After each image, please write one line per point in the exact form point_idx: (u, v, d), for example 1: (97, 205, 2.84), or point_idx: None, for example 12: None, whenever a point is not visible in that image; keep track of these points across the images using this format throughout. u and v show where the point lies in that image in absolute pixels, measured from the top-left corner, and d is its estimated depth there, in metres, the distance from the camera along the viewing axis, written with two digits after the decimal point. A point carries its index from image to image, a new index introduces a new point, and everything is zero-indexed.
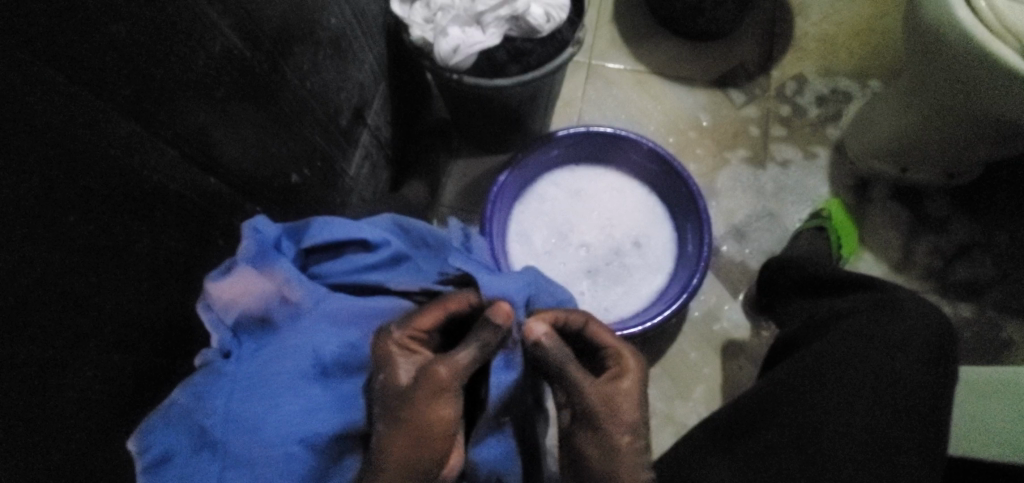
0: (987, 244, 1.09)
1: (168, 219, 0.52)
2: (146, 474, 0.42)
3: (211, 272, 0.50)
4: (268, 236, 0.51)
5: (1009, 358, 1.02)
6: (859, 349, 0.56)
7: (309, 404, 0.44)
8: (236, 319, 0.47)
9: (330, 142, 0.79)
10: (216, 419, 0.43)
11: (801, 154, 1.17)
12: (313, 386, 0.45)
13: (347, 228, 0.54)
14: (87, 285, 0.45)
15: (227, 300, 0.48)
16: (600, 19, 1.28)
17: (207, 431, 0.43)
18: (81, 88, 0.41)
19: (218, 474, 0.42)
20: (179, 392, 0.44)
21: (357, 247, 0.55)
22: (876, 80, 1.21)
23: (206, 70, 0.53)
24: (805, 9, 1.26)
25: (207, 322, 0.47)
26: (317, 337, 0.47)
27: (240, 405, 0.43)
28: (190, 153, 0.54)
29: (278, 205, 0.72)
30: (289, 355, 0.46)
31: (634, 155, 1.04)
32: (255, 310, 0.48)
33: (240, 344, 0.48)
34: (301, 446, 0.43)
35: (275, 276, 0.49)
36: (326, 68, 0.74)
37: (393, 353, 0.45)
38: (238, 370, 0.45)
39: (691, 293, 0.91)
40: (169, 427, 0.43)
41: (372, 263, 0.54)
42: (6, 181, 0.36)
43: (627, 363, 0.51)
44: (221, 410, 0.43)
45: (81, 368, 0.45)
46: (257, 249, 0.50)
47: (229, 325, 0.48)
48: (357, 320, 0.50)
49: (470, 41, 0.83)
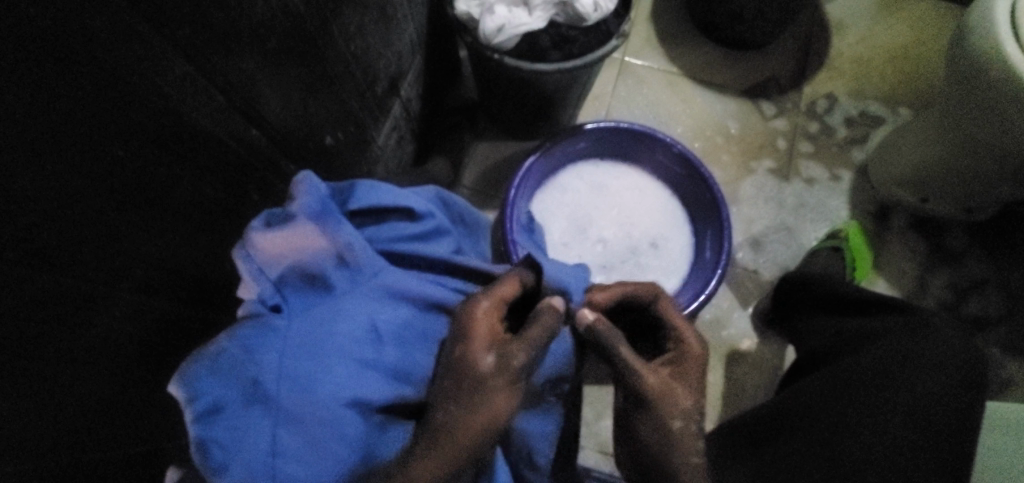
0: (1000, 282, 1.10)
1: (208, 167, 0.51)
2: (195, 423, 0.41)
3: (257, 221, 0.48)
4: (323, 192, 0.50)
5: (1008, 396, 1.04)
6: (883, 370, 0.56)
7: (360, 369, 0.44)
8: (284, 274, 0.46)
9: (365, 108, 0.78)
10: (269, 376, 0.41)
11: (826, 174, 1.17)
12: (366, 351, 0.45)
13: (395, 195, 0.54)
14: (125, 224, 0.44)
15: (278, 253, 0.47)
16: (638, 16, 1.27)
17: (259, 384, 0.41)
18: (144, 22, 0.40)
19: (271, 430, 0.40)
20: (227, 342, 0.43)
21: (402, 215, 0.54)
22: (906, 108, 1.21)
23: (262, 20, 0.52)
24: (842, 29, 1.26)
25: (257, 272, 0.46)
26: (370, 305, 0.47)
27: (292, 363, 0.42)
28: (236, 103, 0.53)
29: (311, 166, 0.71)
30: (344, 319, 0.45)
31: (660, 156, 1.04)
32: (302, 265, 0.46)
33: (287, 299, 0.46)
34: (352, 409, 0.42)
35: (327, 235, 0.48)
36: (370, 32, 0.73)
37: (478, 316, 0.46)
38: (290, 326, 0.44)
39: (704, 300, 0.92)
40: (218, 379, 0.42)
41: (415, 233, 0.54)
42: (61, 107, 0.35)
43: (688, 348, 0.53)
44: (274, 364, 0.42)
45: (110, 308, 0.45)
46: (315, 205, 0.49)
47: (277, 278, 0.46)
48: (409, 295, 0.50)
49: (515, 21, 0.82)
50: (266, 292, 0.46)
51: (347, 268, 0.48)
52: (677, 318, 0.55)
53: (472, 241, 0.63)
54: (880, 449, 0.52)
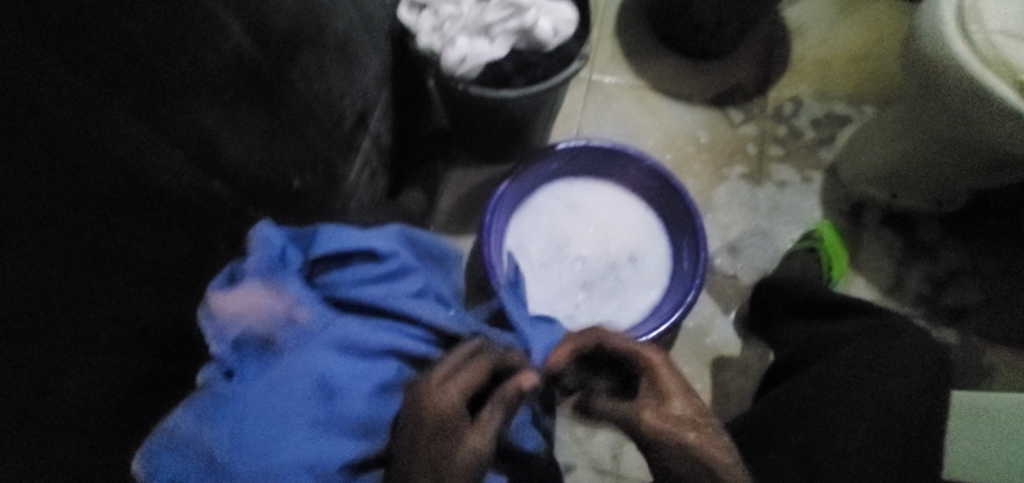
0: (976, 270, 1.12)
1: (172, 222, 0.51)
2: None
3: (215, 283, 0.49)
4: (278, 247, 0.50)
5: (991, 383, 1.05)
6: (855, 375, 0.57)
7: (312, 432, 0.44)
8: (239, 335, 0.46)
9: (333, 146, 0.79)
10: (218, 447, 0.41)
11: (798, 176, 1.19)
12: (318, 410, 0.45)
13: (356, 238, 0.54)
14: (88, 289, 0.43)
15: (231, 315, 0.46)
16: (602, 33, 1.29)
17: (213, 457, 0.41)
18: (92, 85, 0.40)
19: None
20: (182, 414, 0.43)
21: (365, 258, 0.55)
22: (870, 106, 1.23)
23: (216, 71, 0.52)
24: (801, 33, 1.29)
25: (211, 334, 0.46)
26: (325, 361, 0.46)
27: (245, 433, 0.42)
28: (197, 155, 0.53)
29: (281, 210, 0.71)
30: (296, 381, 0.45)
31: (632, 171, 1.05)
32: (258, 326, 0.46)
33: (243, 362, 0.46)
34: (306, 475, 0.43)
35: (282, 293, 0.47)
36: (332, 72, 0.74)
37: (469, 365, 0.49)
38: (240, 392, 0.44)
39: (685, 311, 0.92)
40: (173, 453, 0.42)
41: (377, 275, 0.54)
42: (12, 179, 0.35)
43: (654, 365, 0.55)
44: (226, 436, 0.42)
45: (81, 375, 0.44)
46: (268, 262, 0.48)
47: (231, 340, 0.46)
48: (364, 349, 0.49)
49: (477, 52, 0.83)
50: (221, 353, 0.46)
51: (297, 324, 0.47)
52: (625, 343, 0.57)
53: (442, 275, 0.63)
54: (859, 460, 0.52)
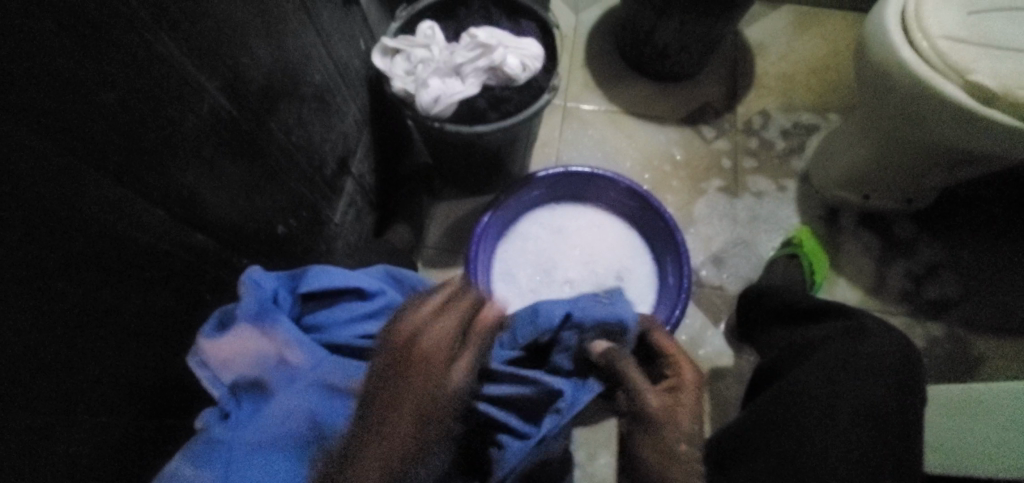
0: (955, 263, 1.15)
1: (157, 278, 0.53)
2: None
3: (206, 325, 0.51)
4: (268, 289, 0.52)
5: (982, 373, 1.06)
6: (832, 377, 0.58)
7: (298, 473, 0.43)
8: (234, 380, 0.49)
9: (315, 191, 0.81)
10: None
11: (773, 185, 1.23)
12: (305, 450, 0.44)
13: (344, 276, 0.56)
14: (75, 351, 0.45)
15: (224, 359, 0.49)
16: (573, 63, 1.34)
17: None
18: (73, 155, 0.42)
19: None
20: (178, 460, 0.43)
21: (354, 296, 0.56)
22: (835, 114, 1.28)
23: (195, 131, 0.55)
24: (763, 50, 1.35)
25: (208, 379, 0.49)
26: (310, 402, 0.47)
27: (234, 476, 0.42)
28: (179, 212, 0.55)
29: (265, 256, 0.73)
30: (281, 421, 0.45)
31: (612, 193, 1.08)
32: (247, 370, 0.49)
33: (239, 405, 0.48)
34: None
35: (269, 335, 0.49)
36: (311, 121, 0.77)
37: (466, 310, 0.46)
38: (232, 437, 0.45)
39: (674, 324, 0.94)
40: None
41: (368, 312, 0.55)
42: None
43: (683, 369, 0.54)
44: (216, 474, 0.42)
45: (66, 436, 0.46)
46: (255, 306, 0.50)
47: (227, 384, 0.49)
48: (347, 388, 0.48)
49: (450, 90, 0.86)
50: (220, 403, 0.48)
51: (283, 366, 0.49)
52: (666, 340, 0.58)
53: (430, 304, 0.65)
54: (838, 457, 0.51)
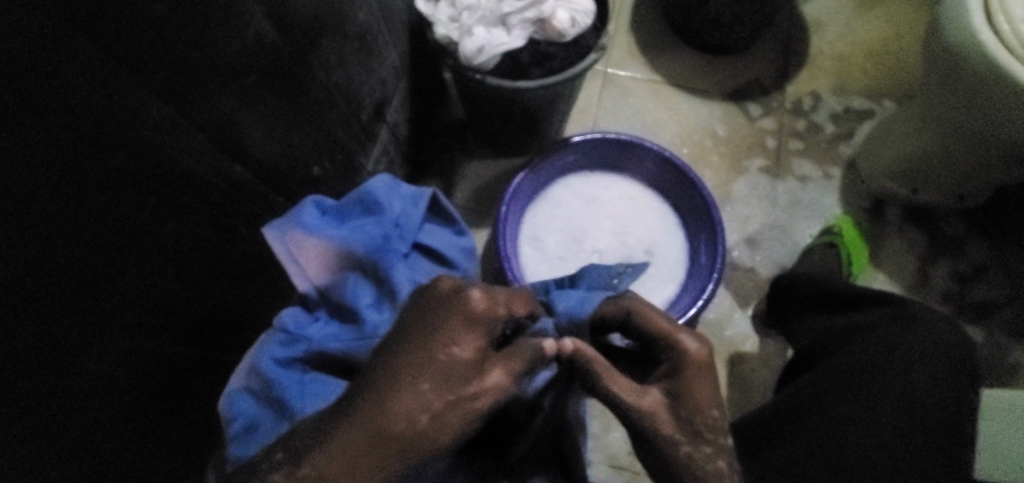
0: (1001, 267, 1.10)
1: (195, 205, 0.53)
2: (236, 438, 0.54)
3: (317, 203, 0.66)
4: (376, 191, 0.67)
5: (1015, 382, 1.03)
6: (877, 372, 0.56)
7: (338, 333, 0.59)
8: (326, 255, 0.63)
9: (351, 135, 0.79)
10: (287, 335, 0.58)
11: (819, 171, 1.18)
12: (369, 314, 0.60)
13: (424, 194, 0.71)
14: (110, 267, 0.46)
15: (316, 250, 0.63)
16: (618, 27, 1.29)
17: (294, 340, 0.58)
18: (120, 67, 0.41)
19: (279, 375, 0.55)
20: (282, 319, 0.60)
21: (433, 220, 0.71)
22: (890, 101, 1.22)
23: (240, 57, 0.53)
24: (820, 28, 1.28)
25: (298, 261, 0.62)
26: (360, 288, 0.62)
27: (301, 330, 0.59)
28: (220, 141, 0.54)
29: (299, 196, 0.72)
30: (355, 292, 0.61)
31: (649, 164, 1.05)
32: (332, 250, 0.63)
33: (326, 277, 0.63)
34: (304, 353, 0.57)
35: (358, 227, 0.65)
36: (351, 61, 0.74)
37: (476, 307, 0.43)
38: (298, 359, 0.57)
39: (703, 303, 0.91)
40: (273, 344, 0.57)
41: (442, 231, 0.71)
42: (28, 156, 0.36)
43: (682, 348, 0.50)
44: (297, 332, 0.59)
45: (94, 354, 0.48)
46: (364, 200, 0.67)
47: (321, 264, 0.63)
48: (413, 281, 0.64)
49: (495, 41, 0.83)
50: (282, 323, 0.59)
51: (385, 281, 0.62)
52: (654, 317, 0.53)
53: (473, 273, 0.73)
54: (877, 451, 0.53)
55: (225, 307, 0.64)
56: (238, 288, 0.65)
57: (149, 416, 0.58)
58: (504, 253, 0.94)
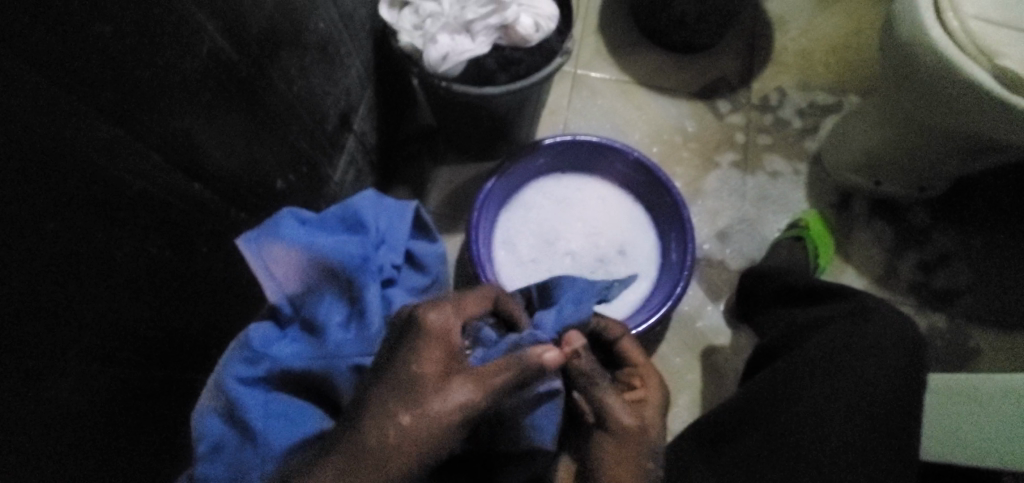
0: (964, 254, 1.14)
1: (151, 226, 0.52)
2: (201, 459, 0.53)
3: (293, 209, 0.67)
4: (358, 207, 0.68)
5: (977, 364, 1.07)
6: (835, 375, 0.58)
7: (298, 353, 0.58)
8: (303, 271, 0.63)
9: (316, 147, 0.79)
10: (254, 351, 0.57)
11: (788, 167, 1.20)
12: (339, 332, 0.59)
13: (405, 206, 0.71)
14: (64, 296, 0.45)
15: (289, 264, 0.63)
16: (587, 29, 1.29)
17: (260, 358, 0.57)
18: (63, 91, 0.41)
19: (256, 395, 0.55)
20: (251, 330, 0.59)
21: (415, 233, 0.72)
22: (854, 96, 1.25)
23: (193, 74, 0.52)
24: (783, 25, 1.30)
25: (272, 278, 0.62)
26: (331, 305, 0.61)
27: (269, 346, 0.58)
28: (176, 160, 0.53)
29: (264, 211, 0.72)
30: (327, 310, 0.61)
31: (620, 165, 1.06)
32: (308, 266, 0.63)
33: (299, 294, 0.63)
34: (267, 371, 0.56)
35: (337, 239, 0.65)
36: (313, 72, 0.73)
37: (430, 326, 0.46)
38: (263, 379, 0.56)
39: (675, 301, 0.93)
40: (239, 361, 0.57)
41: (421, 244, 0.70)
42: None
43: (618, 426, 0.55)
44: (268, 349, 0.58)
45: (56, 383, 0.47)
46: (346, 214, 0.68)
47: (297, 281, 0.63)
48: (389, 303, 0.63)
49: (459, 48, 0.83)
50: (251, 339, 0.58)
51: (356, 299, 0.61)
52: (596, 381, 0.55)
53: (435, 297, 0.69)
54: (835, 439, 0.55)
55: (189, 327, 0.63)
56: (203, 305, 0.65)
57: (120, 442, 0.57)
58: (478, 258, 0.94)
